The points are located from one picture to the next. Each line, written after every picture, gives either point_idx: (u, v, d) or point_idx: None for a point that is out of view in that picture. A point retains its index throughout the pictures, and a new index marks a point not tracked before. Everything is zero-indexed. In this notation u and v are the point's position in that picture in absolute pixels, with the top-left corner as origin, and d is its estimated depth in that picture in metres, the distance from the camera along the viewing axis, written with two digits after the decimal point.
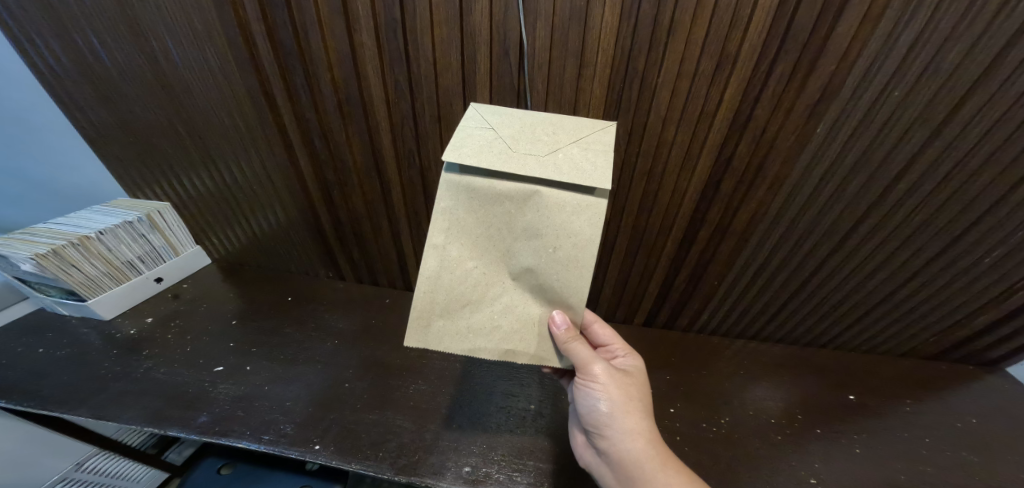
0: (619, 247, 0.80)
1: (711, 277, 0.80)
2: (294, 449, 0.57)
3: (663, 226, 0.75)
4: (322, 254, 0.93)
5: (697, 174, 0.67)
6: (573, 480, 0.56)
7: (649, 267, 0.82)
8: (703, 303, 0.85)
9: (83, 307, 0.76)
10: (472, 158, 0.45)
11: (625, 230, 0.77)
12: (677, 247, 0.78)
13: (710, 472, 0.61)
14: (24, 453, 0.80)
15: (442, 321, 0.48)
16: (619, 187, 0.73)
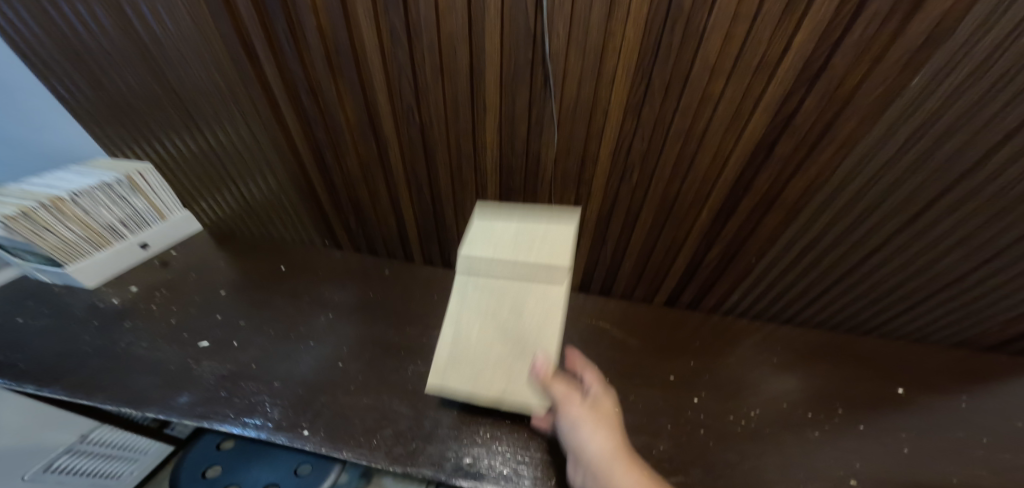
0: (645, 218, 0.71)
1: (748, 254, 0.71)
2: (282, 434, 0.53)
3: (699, 195, 0.65)
4: (317, 220, 0.86)
5: (746, 136, 0.56)
6: None
7: (677, 242, 0.73)
8: (734, 282, 0.77)
9: (62, 274, 0.71)
10: (483, 247, 0.52)
11: (653, 200, 0.68)
12: (713, 219, 0.68)
13: (735, 469, 0.55)
14: (27, 425, 0.81)
15: (452, 377, 0.52)
16: (649, 150, 0.62)
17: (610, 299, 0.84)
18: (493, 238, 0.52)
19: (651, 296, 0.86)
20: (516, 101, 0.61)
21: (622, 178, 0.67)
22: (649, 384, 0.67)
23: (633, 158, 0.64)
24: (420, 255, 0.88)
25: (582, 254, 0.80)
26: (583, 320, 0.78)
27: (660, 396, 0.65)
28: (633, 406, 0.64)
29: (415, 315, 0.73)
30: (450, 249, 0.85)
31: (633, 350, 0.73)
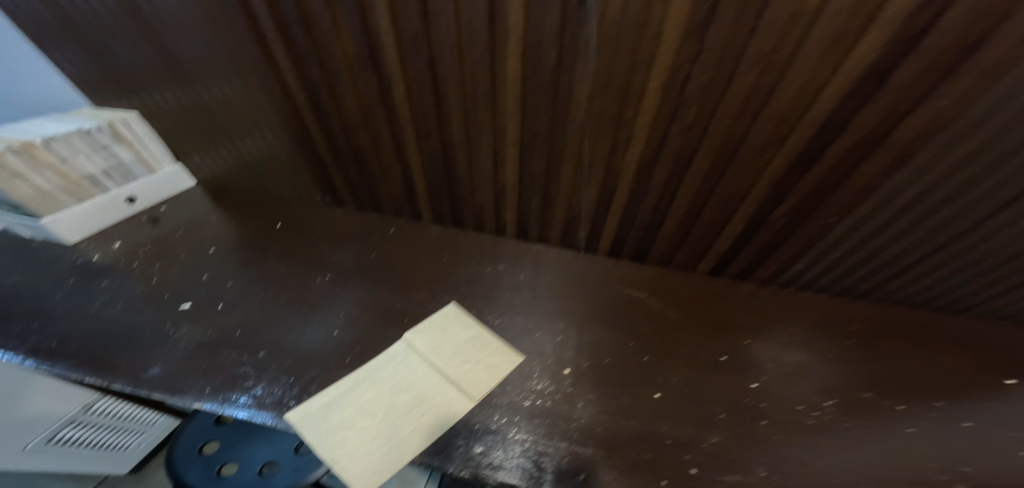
0: (697, 167, 0.56)
1: (826, 216, 0.56)
2: (262, 414, 0.47)
3: (773, 139, 0.50)
4: (316, 174, 0.77)
5: (855, 55, 0.38)
6: (620, 470, 0.46)
7: (735, 199, 0.59)
8: (800, 250, 0.62)
9: (40, 228, 0.64)
10: (428, 348, 0.57)
11: (710, 144, 0.53)
12: (785, 172, 0.53)
13: (803, 472, 0.45)
14: (31, 400, 0.74)
15: (320, 412, 0.47)
16: (713, 81, 0.46)
17: (646, 267, 0.72)
18: (435, 335, 0.58)
19: (693, 265, 0.72)
20: (547, 24, 0.46)
21: (672, 118, 0.51)
22: (693, 365, 0.56)
23: (692, 89, 0.47)
24: (427, 214, 0.78)
25: (613, 218, 0.67)
26: (613, 289, 0.68)
27: (707, 380, 0.55)
28: (674, 391, 0.54)
29: (422, 279, 0.66)
30: (462, 207, 0.75)
31: (676, 323, 0.62)
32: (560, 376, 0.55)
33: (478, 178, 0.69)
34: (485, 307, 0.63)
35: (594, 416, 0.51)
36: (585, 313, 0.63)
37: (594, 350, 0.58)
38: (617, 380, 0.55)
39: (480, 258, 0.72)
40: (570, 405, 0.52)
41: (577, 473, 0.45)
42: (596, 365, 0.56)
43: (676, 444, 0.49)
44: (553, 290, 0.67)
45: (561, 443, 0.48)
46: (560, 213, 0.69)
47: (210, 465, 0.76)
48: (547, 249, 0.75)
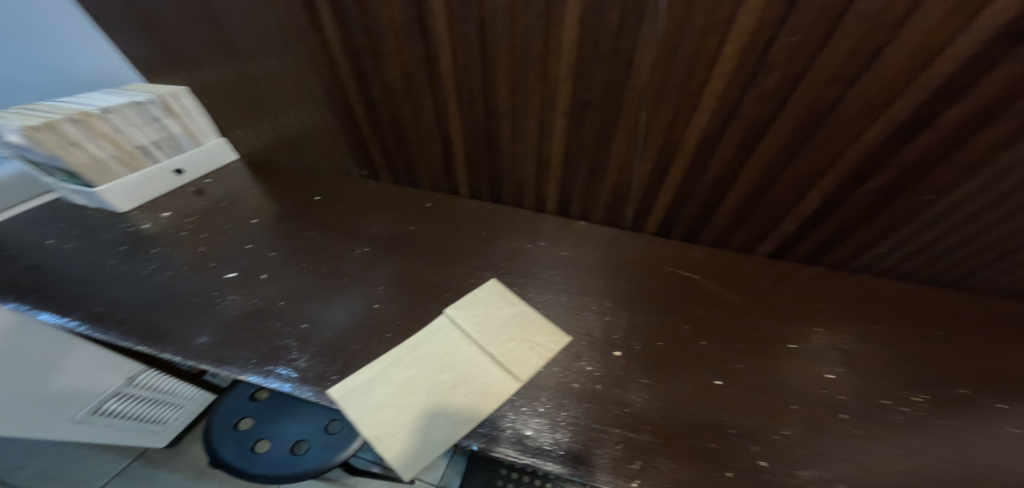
0: (772, 139, 0.53)
1: (922, 193, 0.50)
2: (306, 389, 0.45)
3: (870, 108, 0.45)
4: (354, 146, 0.76)
5: (985, 16, 0.34)
6: (682, 459, 0.42)
7: (812, 176, 0.54)
8: (886, 230, 0.56)
9: (94, 196, 0.66)
10: (471, 324, 0.53)
11: (791, 113, 0.49)
12: (875, 146, 0.48)
13: (896, 470, 0.41)
14: (81, 366, 0.78)
15: (363, 389, 0.45)
16: (803, 45, 0.42)
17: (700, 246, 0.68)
18: (478, 310, 0.54)
19: (752, 245, 0.68)
20: None
21: (749, 84, 0.48)
22: (760, 350, 0.52)
23: (775, 56, 0.44)
24: (464, 188, 0.77)
25: (666, 194, 0.65)
26: (662, 268, 0.64)
27: (776, 367, 0.50)
28: (738, 378, 0.49)
29: (462, 253, 0.63)
30: (502, 181, 0.73)
31: (737, 306, 0.57)
32: (609, 358, 0.51)
33: (522, 151, 0.67)
34: (527, 284, 0.60)
35: (651, 403, 0.47)
36: (634, 291, 0.60)
37: (646, 331, 0.54)
38: (674, 363, 0.51)
39: (519, 233, 0.69)
40: (622, 389, 0.48)
41: (634, 461, 0.42)
42: (650, 346, 0.53)
43: (743, 435, 0.44)
44: (599, 267, 0.64)
45: (614, 428, 0.45)
46: (607, 187, 0.67)
47: (245, 442, 0.75)
48: (589, 226, 0.71)
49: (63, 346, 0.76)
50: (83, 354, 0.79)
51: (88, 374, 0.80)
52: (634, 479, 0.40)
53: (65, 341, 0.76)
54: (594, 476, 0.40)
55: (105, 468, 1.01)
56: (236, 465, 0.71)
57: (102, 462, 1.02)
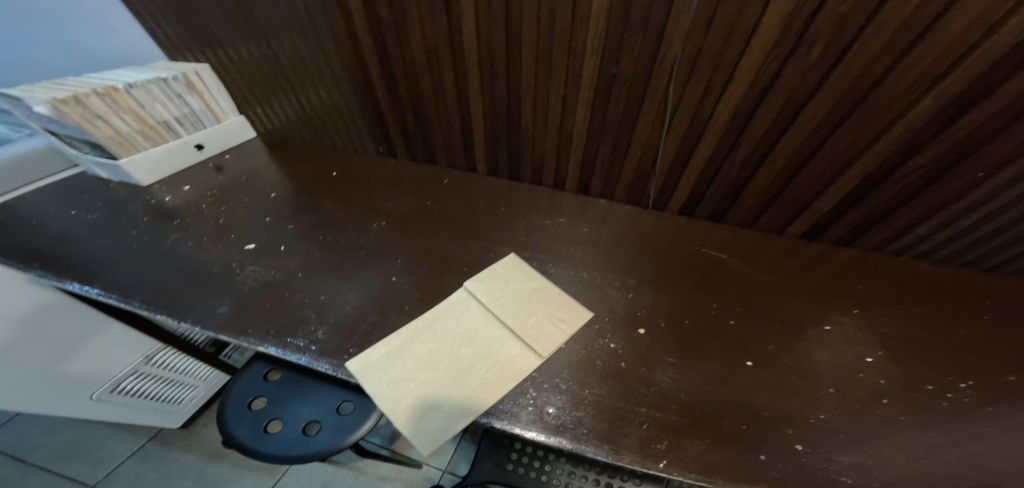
0: (811, 113, 0.51)
1: (973, 170, 0.48)
2: (324, 360, 0.44)
3: (922, 80, 0.44)
4: (371, 123, 0.75)
5: None
6: (713, 442, 0.40)
7: (853, 152, 0.53)
8: (931, 209, 0.54)
9: (117, 169, 0.66)
10: (491, 298, 0.51)
11: (836, 86, 0.47)
12: (922, 121, 0.47)
13: (946, 456, 0.39)
14: (106, 346, 0.80)
15: (381, 362, 0.44)
16: (852, 14, 0.41)
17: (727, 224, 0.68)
18: (497, 285, 0.53)
19: (782, 226, 0.66)
20: None
21: (792, 55, 0.47)
22: (793, 330, 0.50)
23: (821, 25, 0.43)
24: (481, 165, 0.76)
25: (692, 172, 0.64)
26: (685, 246, 0.62)
27: (810, 348, 0.49)
28: (770, 359, 0.47)
29: (480, 229, 0.62)
30: (521, 157, 0.72)
31: (766, 288, 0.55)
32: (634, 336, 0.49)
33: (544, 126, 0.66)
34: (547, 260, 0.58)
35: (678, 382, 0.45)
36: (657, 270, 0.58)
37: (671, 310, 0.52)
38: (700, 343, 0.49)
39: (538, 210, 0.67)
40: (648, 368, 0.46)
41: (658, 443, 0.40)
42: (675, 325, 0.51)
43: (776, 417, 0.42)
44: (620, 244, 0.62)
45: (640, 408, 0.43)
46: (631, 163, 0.66)
47: (257, 422, 0.72)
48: (610, 203, 0.71)
49: (96, 327, 0.78)
50: (112, 336, 0.80)
51: (107, 352, 0.81)
52: (661, 459, 0.38)
53: (99, 323, 0.78)
54: (619, 456, 0.39)
55: (122, 447, 0.98)
56: (248, 446, 0.68)
57: (120, 442, 0.99)
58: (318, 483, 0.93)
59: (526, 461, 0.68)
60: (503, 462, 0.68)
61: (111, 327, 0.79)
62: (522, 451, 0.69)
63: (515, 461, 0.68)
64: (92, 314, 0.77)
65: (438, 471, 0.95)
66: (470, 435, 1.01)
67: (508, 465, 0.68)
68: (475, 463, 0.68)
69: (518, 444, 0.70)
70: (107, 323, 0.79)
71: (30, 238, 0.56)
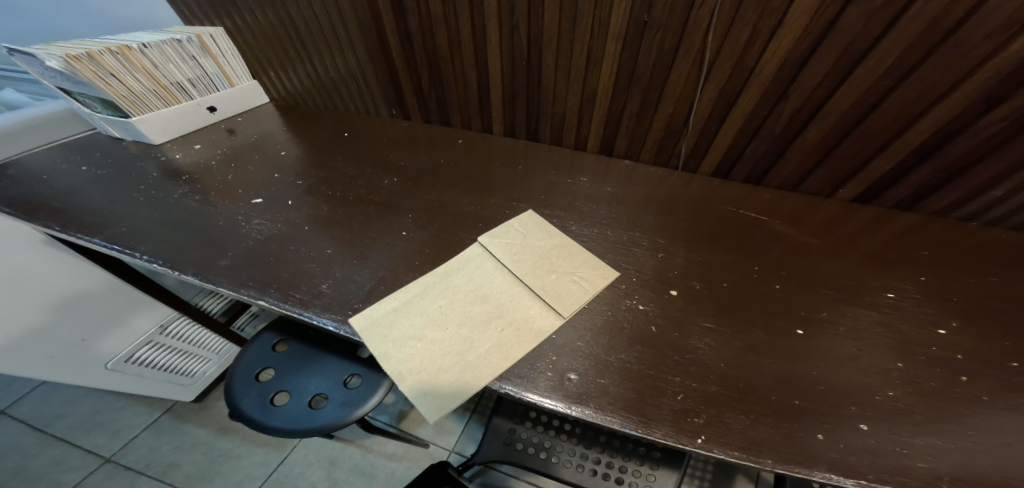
0: (878, 57, 0.45)
1: None
2: (328, 316, 0.40)
3: (1018, 17, 0.37)
4: (385, 84, 0.73)
5: None
6: (764, 419, 0.35)
7: (920, 106, 0.47)
8: (1010, 171, 0.48)
9: (129, 126, 0.64)
10: (507, 255, 0.47)
11: (908, 28, 0.41)
12: (1013, 67, 0.40)
13: None
14: (123, 313, 0.81)
15: (387, 319, 0.40)
16: None
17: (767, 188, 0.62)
18: (515, 242, 0.49)
19: (832, 189, 0.60)
20: None
21: None
22: (849, 298, 0.45)
23: None
24: (498, 126, 0.73)
25: (729, 128, 0.59)
26: (720, 209, 0.57)
27: (871, 319, 0.43)
28: (823, 330, 0.42)
29: (496, 186, 0.58)
30: (541, 116, 0.69)
31: (814, 254, 0.50)
32: (666, 298, 0.44)
33: (567, 81, 0.62)
34: (568, 217, 0.54)
35: (717, 350, 0.40)
36: (690, 231, 0.53)
37: (707, 272, 0.47)
38: (741, 308, 0.43)
39: (558, 169, 0.63)
40: (682, 334, 0.41)
41: (698, 417, 0.35)
42: (713, 288, 0.45)
43: (834, 393, 0.37)
44: (648, 205, 0.57)
45: (674, 377, 0.38)
46: (660, 120, 0.61)
47: (264, 393, 0.69)
48: (635, 165, 0.66)
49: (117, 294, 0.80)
50: (129, 303, 0.82)
51: (122, 320, 0.81)
52: (700, 434, 0.33)
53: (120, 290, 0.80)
54: (649, 430, 0.34)
55: (135, 420, 0.97)
56: (255, 418, 0.65)
57: (135, 413, 0.99)
58: (325, 459, 0.91)
59: (537, 441, 0.64)
60: (512, 441, 0.64)
61: (130, 294, 0.81)
62: (532, 430, 0.65)
63: (526, 440, 0.64)
64: (112, 281, 0.79)
65: (446, 451, 0.91)
66: (478, 416, 0.97)
67: (518, 444, 0.64)
68: (483, 441, 0.65)
69: (528, 423, 0.66)
70: (126, 290, 0.81)
71: (37, 191, 0.53)
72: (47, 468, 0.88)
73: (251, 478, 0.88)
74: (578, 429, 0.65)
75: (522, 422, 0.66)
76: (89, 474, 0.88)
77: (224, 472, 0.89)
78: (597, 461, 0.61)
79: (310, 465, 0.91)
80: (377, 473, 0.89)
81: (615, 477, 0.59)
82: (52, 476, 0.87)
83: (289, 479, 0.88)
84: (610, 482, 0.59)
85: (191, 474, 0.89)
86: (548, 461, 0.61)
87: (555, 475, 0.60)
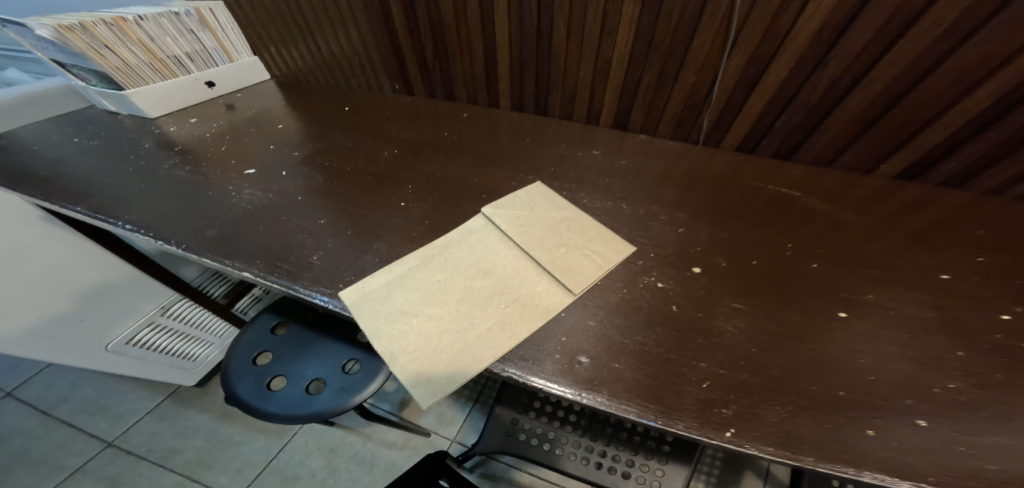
0: (940, 12, 0.39)
1: None
2: (316, 289, 0.37)
3: None
4: (387, 57, 0.69)
5: None
6: (805, 412, 0.30)
7: (986, 68, 0.41)
8: None
9: (124, 100, 0.62)
10: (513, 228, 0.44)
11: None
12: None
13: None
14: (120, 292, 0.80)
15: (380, 293, 0.37)
16: None
17: (799, 164, 0.56)
18: (521, 214, 0.45)
19: (872, 165, 0.54)
20: None
21: None
22: (898, 279, 0.40)
23: None
24: (505, 100, 0.69)
25: (758, 99, 0.54)
26: (745, 184, 0.52)
27: (925, 303, 0.37)
28: (869, 315, 0.36)
29: (501, 159, 0.54)
30: (551, 88, 0.64)
31: (854, 232, 0.45)
32: (688, 276, 0.40)
33: (579, 49, 0.58)
34: (579, 189, 0.50)
35: (747, 333, 0.35)
36: (712, 206, 0.48)
37: (733, 249, 0.42)
38: (774, 288, 0.39)
39: (568, 142, 0.59)
40: (707, 315, 0.37)
41: (727, 408, 0.30)
42: (741, 267, 0.41)
43: (886, 385, 0.32)
44: (666, 180, 0.53)
45: (698, 362, 0.33)
46: (681, 91, 0.57)
47: (262, 377, 0.66)
48: (651, 139, 0.62)
49: (118, 276, 0.79)
50: (125, 281, 0.80)
51: (119, 299, 0.80)
52: (728, 427, 0.29)
53: (120, 271, 0.79)
54: (670, 421, 0.30)
55: (138, 404, 0.97)
56: (251, 403, 0.63)
57: (138, 398, 0.98)
58: (326, 446, 0.89)
59: (540, 432, 0.60)
60: (515, 431, 0.60)
61: (128, 273, 0.80)
62: (536, 421, 0.61)
63: (529, 431, 0.60)
64: (109, 260, 0.77)
65: (447, 441, 0.89)
66: (481, 405, 0.94)
67: (521, 435, 0.60)
68: (484, 431, 0.61)
69: (532, 413, 0.62)
70: (121, 267, 0.79)
71: (25, 162, 0.51)
72: (50, 452, 0.88)
73: (250, 465, 0.87)
74: (584, 420, 0.61)
75: (526, 412, 0.62)
76: (92, 458, 0.88)
77: (223, 459, 0.88)
78: (604, 454, 0.57)
79: (310, 452, 0.89)
80: (377, 462, 0.86)
81: (622, 471, 0.55)
82: (55, 460, 0.87)
83: (289, 467, 0.87)
84: (616, 476, 0.55)
85: (190, 460, 0.88)
86: (551, 453, 0.58)
87: (558, 467, 0.56)
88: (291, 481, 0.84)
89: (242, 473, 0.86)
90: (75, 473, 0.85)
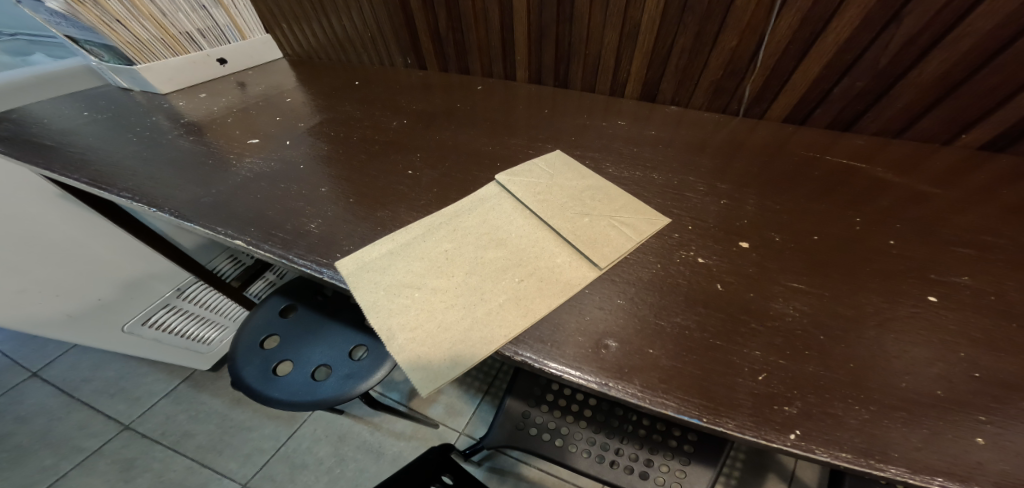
0: None
1: None
2: (310, 258, 0.33)
3: None
4: (398, 29, 0.66)
5: None
6: (898, 414, 0.24)
7: None
8: None
9: (135, 75, 0.62)
10: (530, 196, 0.39)
11: None
12: None
13: None
14: (136, 274, 0.79)
15: (378, 264, 0.33)
16: None
17: (858, 135, 0.49)
18: (540, 182, 0.41)
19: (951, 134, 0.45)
20: None
21: None
22: (998, 260, 0.32)
23: None
24: (522, 72, 0.65)
25: (813, 62, 0.47)
26: (795, 156, 0.45)
27: None
28: (970, 301, 0.29)
29: (518, 127, 0.50)
30: (571, 57, 0.60)
31: (935, 208, 0.37)
32: (734, 251, 0.34)
33: (606, 11, 0.53)
34: (603, 158, 0.45)
35: (813, 317, 0.29)
36: (757, 177, 0.42)
37: (787, 223, 0.36)
38: (841, 268, 0.32)
39: (591, 113, 0.54)
40: (761, 295, 0.31)
41: (794, 407, 0.24)
42: (799, 243, 0.35)
43: (1000, 385, 0.24)
44: (702, 150, 0.47)
45: (752, 350, 0.27)
46: (719, 57, 0.51)
47: (267, 361, 0.64)
48: (682, 111, 0.56)
49: (130, 253, 0.78)
50: (140, 262, 0.79)
51: (136, 279, 0.79)
52: (795, 429, 0.23)
53: (133, 250, 0.78)
54: (718, 418, 0.24)
55: (155, 387, 0.98)
56: (255, 387, 0.60)
57: (156, 381, 0.99)
58: (334, 434, 0.87)
59: (553, 427, 0.55)
60: (525, 425, 0.55)
61: (145, 254, 0.79)
62: (547, 414, 0.56)
63: (540, 425, 0.55)
64: (126, 242, 0.77)
65: (455, 433, 0.85)
66: (490, 398, 0.89)
67: (531, 429, 0.55)
68: (493, 426, 0.57)
69: (544, 407, 0.57)
70: (139, 249, 0.78)
71: (36, 134, 0.51)
72: (71, 432, 0.90)
73: (259, 451, 0.85)
74: (599, 416, 0.55)
75: (537, 405, 0.57)
76: (109, 440, 0.89)
77: (233, 444, 0.87)
78: (621, 453, 0.51)
79: (318, 440, 0.87)
80: (384, 452, 0.83)
81: (639, 470, 0.50)
82: (75, 440, 0.89)
83: (297, 453, 0.85)
84: (634, 476, 0.49)
85: (201, 445, 0.87)
86: (563, 450, 0.52)
87: (570, 465, 0.51)
88: (298, 469, 0.83)
89: (250, 459, 0.84)
90: (93, 454, 0.86)
